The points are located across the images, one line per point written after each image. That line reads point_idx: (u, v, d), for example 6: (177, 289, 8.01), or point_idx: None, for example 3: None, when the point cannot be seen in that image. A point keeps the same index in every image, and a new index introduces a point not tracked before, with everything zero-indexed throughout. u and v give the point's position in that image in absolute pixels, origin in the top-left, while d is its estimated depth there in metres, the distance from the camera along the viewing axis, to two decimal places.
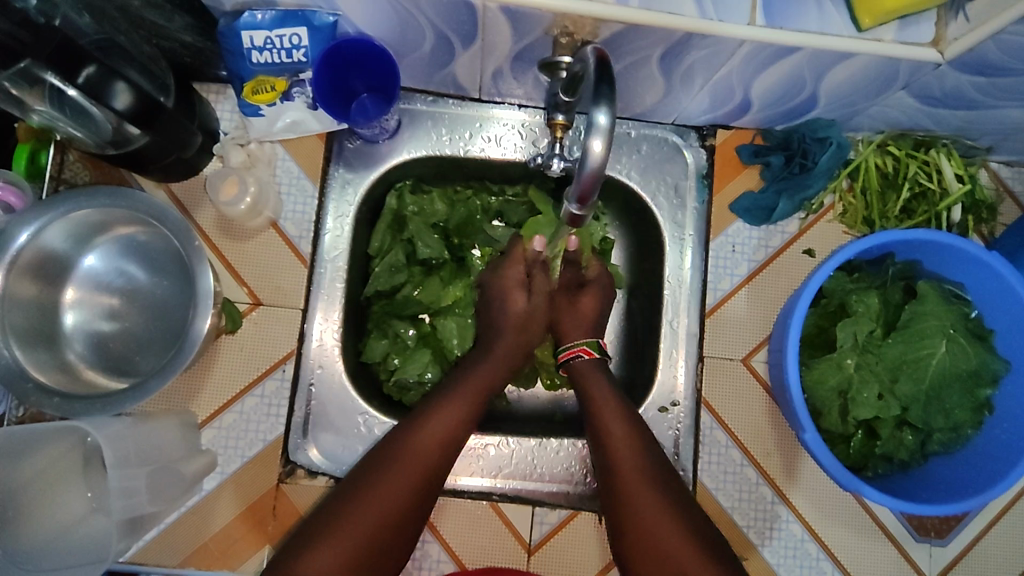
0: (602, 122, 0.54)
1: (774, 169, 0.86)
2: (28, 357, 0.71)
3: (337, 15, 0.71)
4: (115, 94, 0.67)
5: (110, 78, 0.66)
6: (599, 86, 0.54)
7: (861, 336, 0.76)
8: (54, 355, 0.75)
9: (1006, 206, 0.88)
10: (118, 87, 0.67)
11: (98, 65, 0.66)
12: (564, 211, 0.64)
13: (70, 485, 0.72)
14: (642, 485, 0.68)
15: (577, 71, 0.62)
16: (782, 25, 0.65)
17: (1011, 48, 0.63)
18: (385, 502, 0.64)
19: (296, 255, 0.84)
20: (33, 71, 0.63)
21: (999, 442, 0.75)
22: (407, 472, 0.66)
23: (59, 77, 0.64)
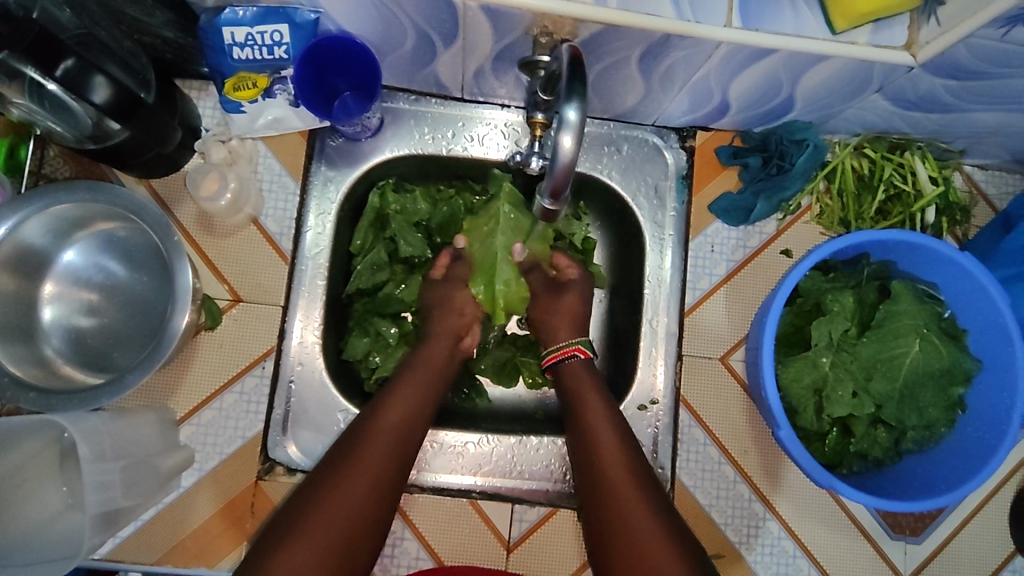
0: (572, 119, 0.54)
1: (752, 170, 0.88)
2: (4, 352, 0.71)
3: (318, 13, 0.71)
4: (93, 87, 0.66)
5: (89, 71, 0.66)
6: (572, 83, 0.54)
7: (836, 335, 0.76)
8: (31, 351, 0.74)
9: (979, 208, 0.90)
10: (97, 80, 0.66)
11: (76, 59, 0.65)
12: (538, 206, 0.65)
13: (46, 479, 0.71)
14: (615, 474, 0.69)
15: (555, 70, 0.62)
16: (757, 27, 0.66)
17: (982, 52, 0.65)
18: (362, 487, 0.65)
19: (277, 253, 0.84)
20: (11, 63, 0.62)
21: (971, 439, 0.76)
22: (382, 460, 0.68)
23: (38, 71, 0.64)
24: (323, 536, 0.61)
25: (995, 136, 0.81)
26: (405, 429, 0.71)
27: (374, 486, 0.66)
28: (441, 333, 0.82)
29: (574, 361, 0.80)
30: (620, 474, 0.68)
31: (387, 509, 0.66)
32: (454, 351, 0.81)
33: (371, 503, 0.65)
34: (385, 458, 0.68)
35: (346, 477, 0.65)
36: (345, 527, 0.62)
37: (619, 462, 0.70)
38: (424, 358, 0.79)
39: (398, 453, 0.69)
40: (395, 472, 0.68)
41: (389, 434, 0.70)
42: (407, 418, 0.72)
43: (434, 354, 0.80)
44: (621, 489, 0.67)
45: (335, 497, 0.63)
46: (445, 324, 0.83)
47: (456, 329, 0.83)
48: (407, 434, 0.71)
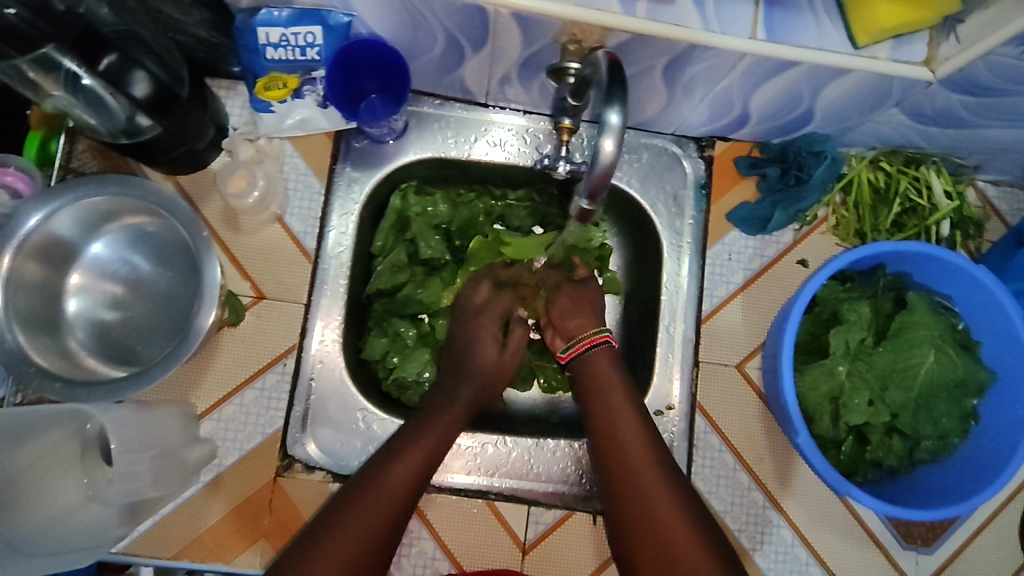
0: (615, 123, 0.53)
1: (770, 181, 0.89)
2: (31, 343, 0.71)
3: (351, 15, 0.72)
4: (133, 82, 0.67)
5: (129, 66, 0.66)
6: (612, 87, 0.54)
7: (853, 343, 0.77)
8: (56, 343, 0.74)
9: (992, 222, 0.91)
10: (137, 74, 0.67)
11: (118, 54, 0.66)
12: (574, 206, 0.63)
13: (66, 472, 0.70)
14: (642, 458, 0.71)
15: (588, 75, 0.63)
16: (781, 40, 0.68)
17: (1001, 69, 0.66)
18: (385, 507, 0.64)
19: (300, 251, 0.85)
20: (53, 56, 0.61)
21: (984, 450, 0.77)
22: (399, 485, 0.67)
23: (77, 63, 0.63)
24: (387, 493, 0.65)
25: (1009, 152, 0.83)
26: (427, 461, 0.70)
27: (418, 468, 0.69)
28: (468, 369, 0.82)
29: (599, 350, 0.81)
30: (639, 455, 0.71)
31: (398, 532, 0.65)
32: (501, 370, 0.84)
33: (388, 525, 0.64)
34: (404, 485, 0.67)
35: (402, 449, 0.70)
36: (365, 542, 0.61)
37: (648, 467, 0.70)
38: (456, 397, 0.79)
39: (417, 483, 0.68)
40: (409, 498, 0.67)
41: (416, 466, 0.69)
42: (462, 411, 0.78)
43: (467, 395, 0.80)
44: (643, 470, 0.70)
45: (391, 470, 0.67)
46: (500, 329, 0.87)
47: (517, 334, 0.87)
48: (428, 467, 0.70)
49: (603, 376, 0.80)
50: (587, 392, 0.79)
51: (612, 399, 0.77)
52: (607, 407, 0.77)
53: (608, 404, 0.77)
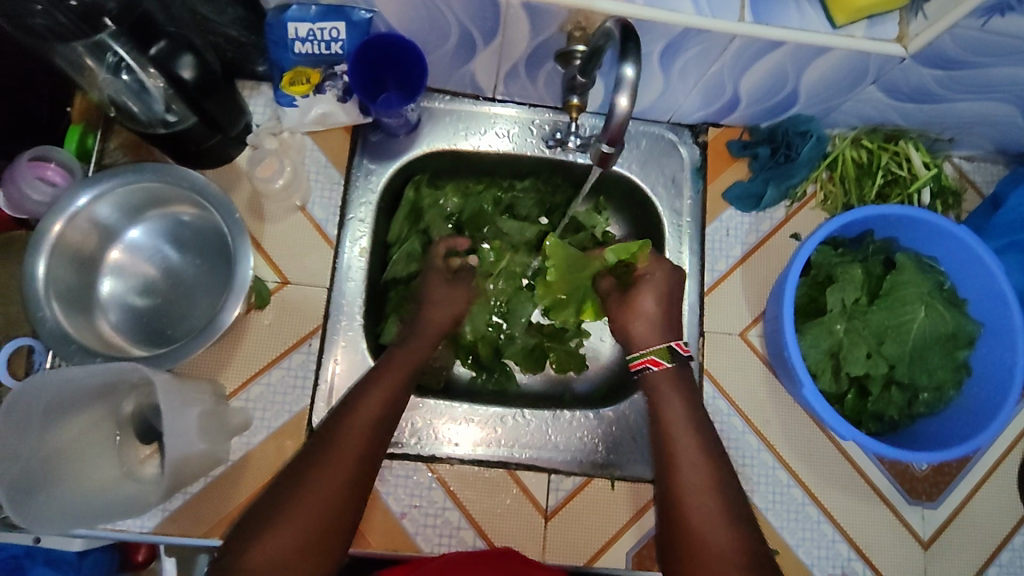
0: (630, 78, 0.57)
1: (761, 160, 0.95)
2: (67, 318, 0.74)
3: (372, 12, 0.78)
4: (182, 65, 0.71)
5: (178, 52, 0.71)
6: (626, 45, 0.58)
7: (849, 302, 0.82)
8: (89, 317, 0.77)
9: (969, 194, 0.98)
10: (185, 58, 0.71)
11: (167, 41, 0.71)
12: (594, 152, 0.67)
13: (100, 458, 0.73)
14: (696, 461, 0.68)
15: (598, 45, 0.66)
16: (768, 21, 0.75)
17: (966, 43, 0.73)
18: (330, 489, 0.63)
19: (322, 237, 0.89)
20: (106, 43, 0.68)
21: (978, 399, 0.81)
22: (355, 439, 0.67)
23: (129, 48, 0.69)
24: (348, 450, 0.65)
25: (979, 125, 0.90)
26: (381, 414, 0.70)
27: (379, 419, 0.70)
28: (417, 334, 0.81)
29: (655, 373, 0.75)
30: (690, 456, 0.69)
31: (361, 496, 0.65)
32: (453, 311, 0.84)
33: (347, 492, 0.64)
34: (359, 445, 0.67)
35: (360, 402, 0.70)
36: (332, 504, 0.62)
37: (692, 475, 0.68)
38: (396, 360, 0.77)
39: (369, 451, 0.67)
40: (371, 451, 0.67)
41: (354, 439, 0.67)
42: (416, 355, 0.78)
43: (411, 354, 0.78)
44: (687, 473, 0.68)
45: (349, 425, 0.68)
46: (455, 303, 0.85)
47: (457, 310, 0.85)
48: (374, 439, 0.68)
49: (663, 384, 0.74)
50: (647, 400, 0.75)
51: (669, 412, 0.72)
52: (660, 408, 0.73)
53: (666, 422, 0.72)
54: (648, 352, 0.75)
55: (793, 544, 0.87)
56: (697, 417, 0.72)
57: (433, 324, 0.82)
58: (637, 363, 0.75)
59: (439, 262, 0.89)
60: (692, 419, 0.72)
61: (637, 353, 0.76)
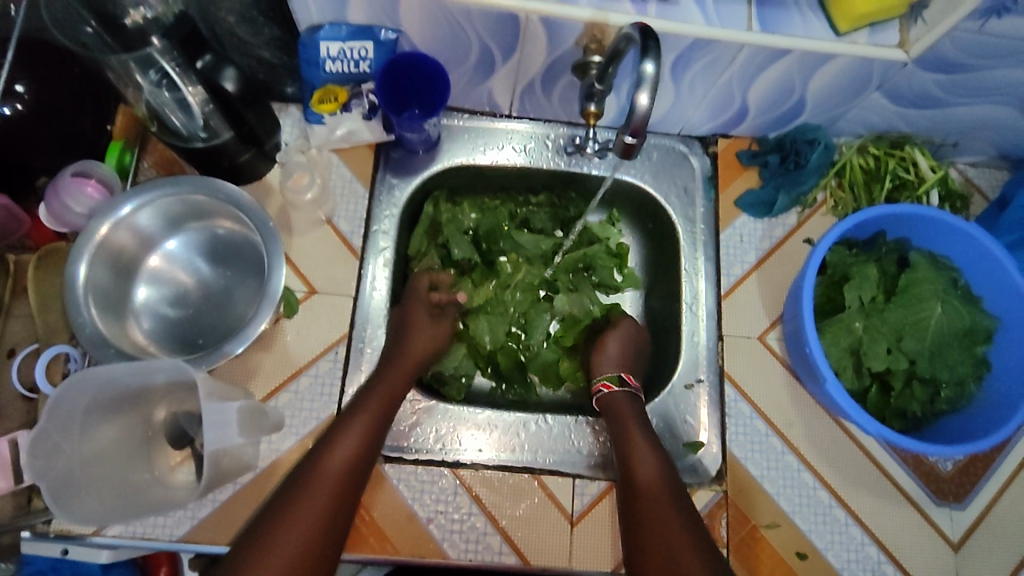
0: (650, 74, 0.61)
1: (771, 168, 0.98)
2: (101, 320, 0.76)
3: (398, 32, 0.83)
4: (224, 77, 0.80)
5: (219, 66, 0.80)
6: (647, 44, 0.62)
7: (866, 299, 0.84)
8: (122, 321, 0.80)
9: (975, 199, 1.00)
10: (226, 72, 0.80)
11: (212, 56, 0.80)
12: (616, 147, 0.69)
13: (133, 464, 0.74)
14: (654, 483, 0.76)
15: (619, 49, 0.69)
16: (773, 31, 0.79)
17: (965, 46, 0.76)
18: (309, 521, 0.67)
19: (347, 248, 0.92)
20: (152, 57, 0.75)
21: (999, 393, 0.81)
22: (336, 467, 0.72)
23: (176, 60, 0.76)
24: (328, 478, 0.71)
25: (981, 130, 0.93)
26: (361, 442, 0.75)
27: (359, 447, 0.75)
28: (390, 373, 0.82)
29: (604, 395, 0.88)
30: (649, 479, 0.77)
31: (345, 518, 0.70)
32: (431, 341, 0.88)
33: (329, 516, 0.68)
34: (339, 472, 0.72)
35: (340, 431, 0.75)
36: (316, 527, 0.67)
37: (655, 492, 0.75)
38: (371, 396, 0.80)
39: (347, 478, 0.72)
40: (351, 476, 0.72)
41: (330, 483, 0.71)
42: (399, 381, 0.82)
43: (391, 385, 0.81)
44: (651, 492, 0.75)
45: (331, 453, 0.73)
46: (431, 331, 0.89)
47: (433, 340, 0.88)
48: (349, 479, 0.72)
49: (619, 403, 0.86)
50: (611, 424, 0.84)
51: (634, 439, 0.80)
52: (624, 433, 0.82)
53: (635, 447, 0.80)
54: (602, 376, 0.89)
55: (822, 547, 0.86)
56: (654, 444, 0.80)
57: (407, 361, 0.84)
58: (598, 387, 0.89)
59: (421, 291, 0.91)
60: (652, 442, 0.80)
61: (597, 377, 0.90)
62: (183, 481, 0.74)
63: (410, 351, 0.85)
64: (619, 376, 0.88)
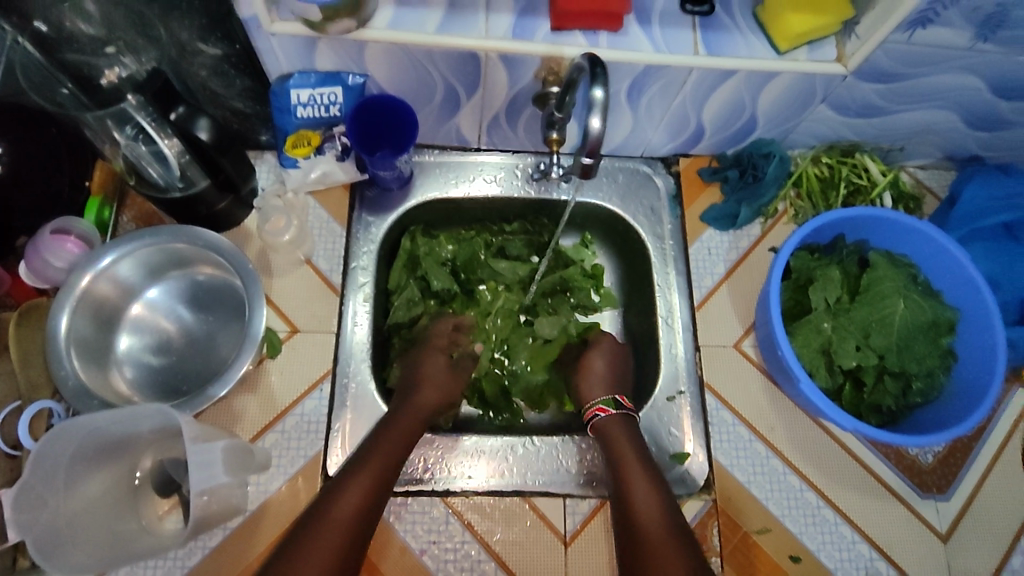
0: (599, 99, 0.65)
1: (732, 182, 1.02)
2: (83, 370, 0.77)
3: (364, 76, 0.86)
4: (199, 126, 0.79)
5: (195, 116, 0.80)
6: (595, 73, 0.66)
7: (831, 300, 0.87)
8: (105, 370, 0.80)
9: (928, 199, 1.05)
10: (200, 121, 0.80)
11: (186, 107, 0.80)
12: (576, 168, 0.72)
13: (120, 513, 0.73)
14: (650, 501, 0.76)
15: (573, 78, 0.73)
16: (718, 53, 0.84)
17: (896, 56, 0.82)
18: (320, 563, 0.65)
19: (327, 286, 0.94)
20: (128, 113, 0.79)
21: (967, 380, 0.84)
22: (349, 507, 0.71)
23: (154, 114, 0.79)
24: (341, 519, 0.69)
25: (924, 133, 0.98)
26: (374, 485, 0.74)
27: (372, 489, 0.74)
28: (396, 428, 0.81)
29: (603, 418, 0.86)
30: (643, 496, 0.76)
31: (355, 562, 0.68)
32: (449, 393, 0.91)
33: (340, 559, 0.66)
34: (352, 512, 0.71)
35: (352, 474, 0.74)
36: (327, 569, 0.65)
37: (649, 509, 0.75)
38: (382, 439, 0.79)
39: (360, 520, 0.71)
40: (364, 519, 0.71)
41: (341, 527, 0.69)
42: (412, 428, 0.83)
43: (402, 429, 0.82)
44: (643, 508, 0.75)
45: (344, 495, 0.72)
46: (449, 380, 0.92)
47: (450, 389, 0.91)
48: (356, 533, 0.69)
49: (613, 427, 0.85)
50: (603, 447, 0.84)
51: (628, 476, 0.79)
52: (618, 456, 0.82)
53: (623, 467, 0.80)
54: (596, 403, 0.87)
55: (814, 549, 0.86)
56: (646, 463, 0.81)
57: (415, 411, 0.85)
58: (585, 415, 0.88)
59: (440, 340, 0.95)
60: (649, 473, 0.79)
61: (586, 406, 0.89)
62: (171, 528, 0.74)
63: (419, 406, 0.86)
64: (614, 400, 0.87)
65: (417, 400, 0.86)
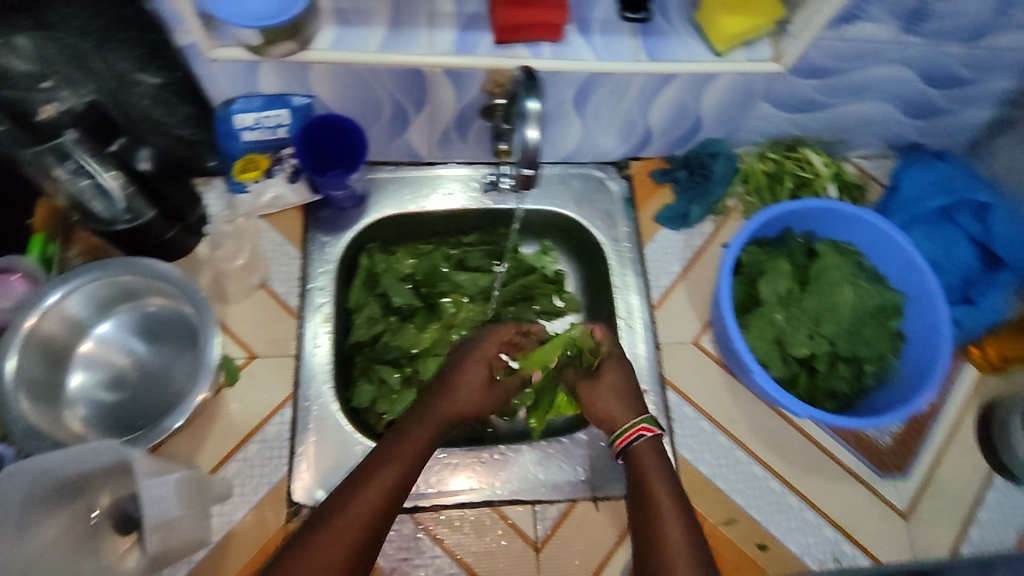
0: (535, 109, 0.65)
1: (682, 182, 1.04)
2: (33, 411, 0.75)
3: (310, 97, 0.86)
4: (139, 159, 0.84)
5: (134, 146, 0.84)
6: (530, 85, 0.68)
7: (782, 291, 0.89)
8: (56, 410, 0.79)
9: (872, 187, 1.08)
10: (141, 153, 0.84)
11: (126, 138, 0.82)
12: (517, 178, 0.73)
13: (77, 556, 0.71)
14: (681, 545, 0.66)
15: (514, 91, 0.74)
16: (659, 58, 0.86)
17: (829, 52, 0.84)
18: None
19: (284, 309, 0.93)
20: (66, 147, 0.77)
21: (916, 360, 0.87)
22: (357, 522, 0.65)
23: (94, 147, 0.79)
24: (343, 538, 0.64)
25: (863, 124, 1.01)
26: (383, 499, 0.68)
27: (380, 503, 0.67)
28: (414, 432, 0.75)
29: (642, 440, 0.76)
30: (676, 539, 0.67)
31: None
32: (482, 399, 0.83)
33: None
34: (359, 530, 0.65)
35: (359, 488, 0.68)
36: None
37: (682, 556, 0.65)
38: (399, 445, 0.73)
39: (366, 537, 0.65)
40: (371, 535, 0.66)
41: (344, 546, 0.63)
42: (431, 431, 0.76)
43: (420, 434, 0.75)
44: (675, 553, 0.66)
45: (348, 512, 0.66)
46: (488, 381, 0.83)
47: (483, 394, 0.83)
48: (367, 541, 0.65)
49: (647, 457, 0.75)
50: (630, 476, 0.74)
51: (667, 531, 0.67)
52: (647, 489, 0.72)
53: (654, 502, 0.70)
54: (636, 423, 0.77)
55: (780, 536, 0.88)
56: (682, 501, 0.71)
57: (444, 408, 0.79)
58: (622, 438, 0.77)
59: (490, 348, 0.85)
60: (683, 512, 0.69)
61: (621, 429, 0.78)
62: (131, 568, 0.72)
63: (450, 402, 0.79)
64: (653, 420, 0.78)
65: (449, 396, 0.80)
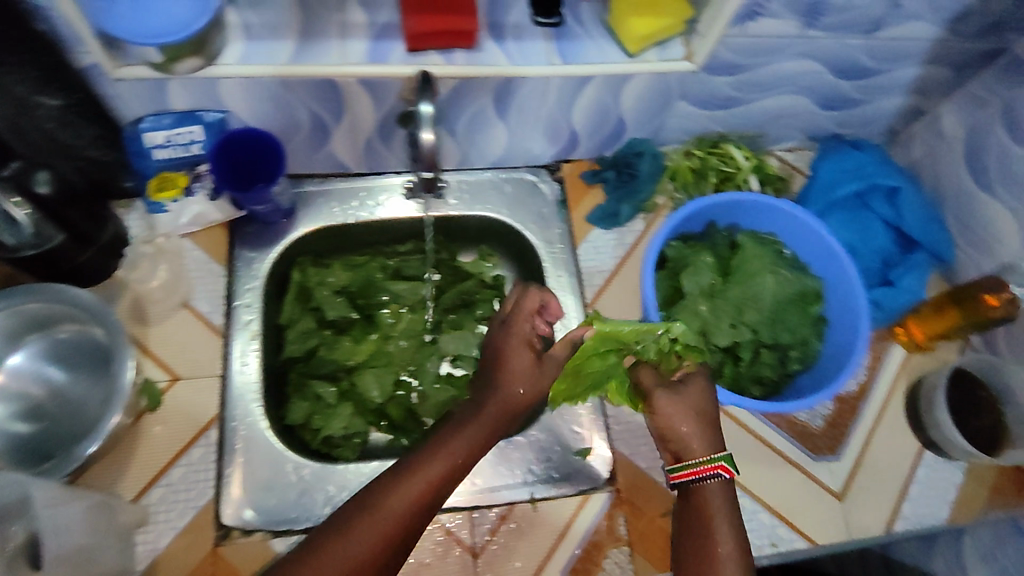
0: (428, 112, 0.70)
1: (611, 182, 1.05)
2: None
3: (223, 112, 0.86)
4: (37, 181, 0.79)
5: (31, 170, 0.80)
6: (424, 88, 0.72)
7: (704, 284, 0.90)
8: None
9: (796, 179, 1.11)
10: (40, 176, 0.80)
11: (21, 162, 0.79)
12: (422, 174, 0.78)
13: None
14: None
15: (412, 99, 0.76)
16: (573, 61, 0.87)
17: (737, 48, 0.87)
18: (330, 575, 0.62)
19: (209, 328, 0.91)
20: None
21: (836, 343, 0.89)
22: (397, 508, 0.67)
23: None
24: (379, 524, 0.66)
25: (781, 118, 1.04)
26: (426, 492, 0.69)
27: (421, 496, 0.69)
28: (468, 428, 0.76)
29: (715, 481, 0.69)
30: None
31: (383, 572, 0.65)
32: (534, 385, 0.81)
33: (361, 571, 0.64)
34: (395, 520, 0.67)
35: (404, 479, 0.69)
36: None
37: None
38: (450, 440, 0.74)
39: (397, 530, 0.67)
40: (409, 524, 0.68)
41: (380, 531, 0.66)
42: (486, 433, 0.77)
43: (471, 433, 0.76)
44: None
45: (388, 498, 0.68)
46: (535, 364, 0.82)
47: (532, 378, 0.81)
48: (405, 528, 0.67)
49: (711, 496, 0.69)
50: (688, 506, 0.69)
51: None
52: (707, 527, 0.67)
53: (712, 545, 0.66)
54: (718, 459, 0.69)
55: None
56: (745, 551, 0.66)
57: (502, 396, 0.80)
58: (689, 472, 0.70)
59: (524, 325, 0.83)
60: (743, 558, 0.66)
61: (693, 462, 0.71)
62: None
63: (505, 388, 0.80)
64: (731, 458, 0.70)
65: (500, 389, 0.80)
